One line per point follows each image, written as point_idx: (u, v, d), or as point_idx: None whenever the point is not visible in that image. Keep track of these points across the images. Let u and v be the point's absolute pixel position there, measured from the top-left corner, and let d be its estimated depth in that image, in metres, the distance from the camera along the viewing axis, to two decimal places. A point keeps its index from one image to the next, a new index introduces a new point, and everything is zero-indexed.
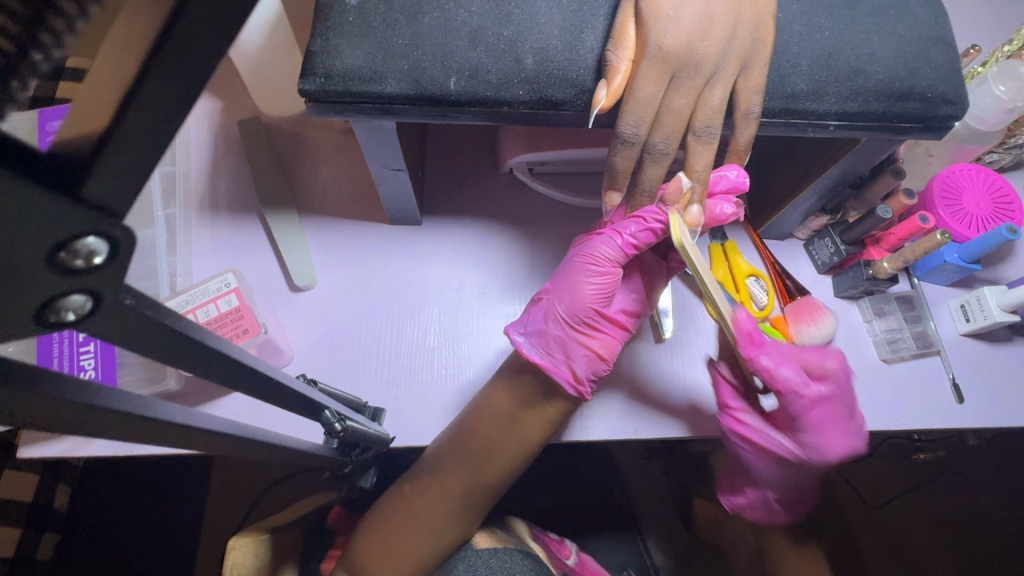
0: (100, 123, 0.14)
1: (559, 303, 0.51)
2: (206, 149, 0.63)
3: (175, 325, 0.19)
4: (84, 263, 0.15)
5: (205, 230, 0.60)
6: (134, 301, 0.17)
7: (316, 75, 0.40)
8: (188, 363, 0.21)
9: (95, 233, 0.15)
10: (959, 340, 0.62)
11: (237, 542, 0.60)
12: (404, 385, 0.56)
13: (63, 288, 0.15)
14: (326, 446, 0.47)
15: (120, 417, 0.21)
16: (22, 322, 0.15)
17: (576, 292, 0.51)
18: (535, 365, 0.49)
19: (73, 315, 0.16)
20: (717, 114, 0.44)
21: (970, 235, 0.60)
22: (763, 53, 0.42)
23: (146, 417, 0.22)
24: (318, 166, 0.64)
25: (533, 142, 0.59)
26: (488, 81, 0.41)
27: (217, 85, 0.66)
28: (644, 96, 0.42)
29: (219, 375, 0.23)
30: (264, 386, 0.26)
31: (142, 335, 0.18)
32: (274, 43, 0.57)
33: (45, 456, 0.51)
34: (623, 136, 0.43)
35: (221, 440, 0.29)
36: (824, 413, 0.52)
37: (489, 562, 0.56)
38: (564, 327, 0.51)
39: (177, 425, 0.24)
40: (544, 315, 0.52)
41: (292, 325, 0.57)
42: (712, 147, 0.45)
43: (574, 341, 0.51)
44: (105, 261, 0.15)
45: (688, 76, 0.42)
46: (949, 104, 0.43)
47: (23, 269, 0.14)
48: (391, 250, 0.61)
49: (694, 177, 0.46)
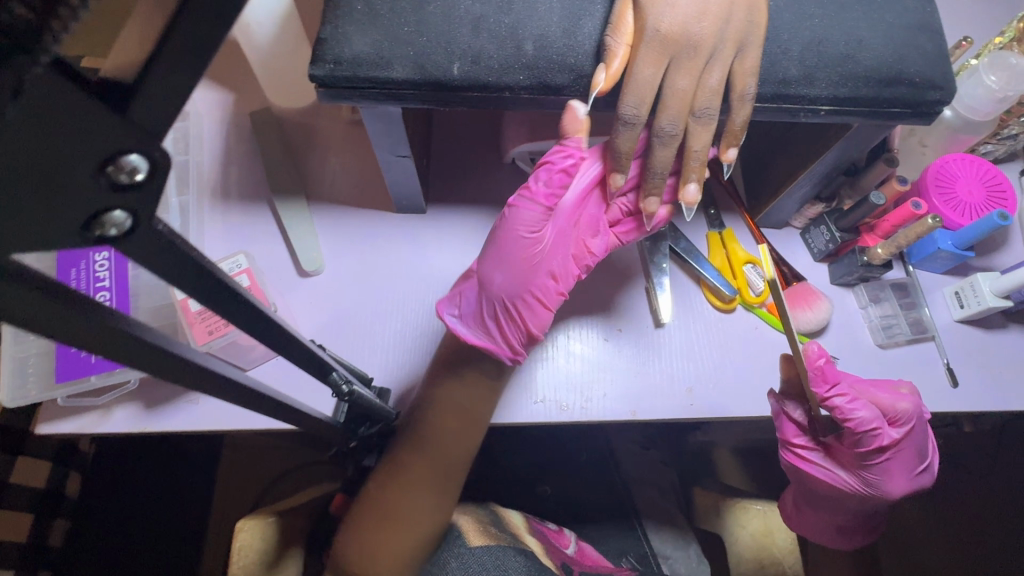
0: (140, 62, 0.16)
1: (488, 279, 0.53)
2: (218, 139, 0.65)
3: (198, 258, 0.21)
4: (127, 179, 0.16)
5: (217, 217, 0.62)
6: (164, 229, 0.19)
7: (325, 61, 0.42)
8: (209, 299, 0.23)
9: (138, 152, 0.16)
10: (953, 326, 0.63)
11: (244, 524, 0.63)
12: (409, 365, 0.58)
13: (108, 203, 0.17)
14: (334, 418, 0.49)
15: (151, 350, 0.23)
16: (70, 234, 0.17)
17: (506, 266, 0.52)
18: (459, 335, 0.52)
19: (115, 231, 0.18)
20: (716, 96, 0.44)
21: (962, 222, 0.61)
22: (756, 36, 0.44)
23: (174, 355, 0.24)
24: (326, 156, 0.66)
25: (534, 131, 0.61)
26: (490, 67, 0.43)
27: (228, 78, 0.68)
28: (644, 78, 0.43)
29: (237, 318, 0.25)
30: (276, 335, 0.28)
31: (170, 260, 0.20)
32: (284, 38, 0.60)
33: (60, 432, 0.52)
34: (624, 117, 0.44)
35: (238, 392, 0.30)
36: (894, 457, 0.55)
37: (482, 558, 0.52)
38: (497, 301, 0.52)
39: (199, 367, 0.26)
40: (475, 293, 0.53)
41: (299, 308, 0.59)
42: (712, 128, 0.46)
43: (508, 313, 0.53)
44: (145, 179, 0.17)
45: (687, 56, 0.43)
46: (936, 89, 0.45)
47: (77, 179, 0.16)
48: (396, 237, 0.63)
49: (692, 158, 0.47)
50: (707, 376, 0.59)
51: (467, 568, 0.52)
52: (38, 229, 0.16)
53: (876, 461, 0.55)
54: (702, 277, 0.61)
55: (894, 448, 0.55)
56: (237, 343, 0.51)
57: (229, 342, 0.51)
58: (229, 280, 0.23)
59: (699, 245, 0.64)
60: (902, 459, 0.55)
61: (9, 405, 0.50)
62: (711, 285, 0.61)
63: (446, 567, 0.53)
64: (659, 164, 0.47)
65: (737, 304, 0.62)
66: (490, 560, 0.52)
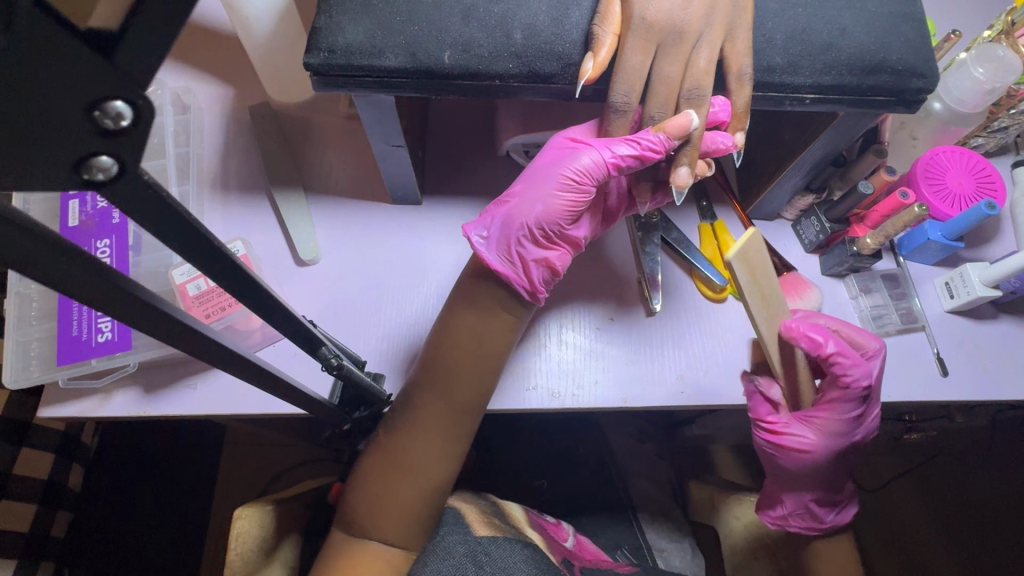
0: (125, 13, 0.17)
1: (526, 213, 0.51)
2: (218, 133, 0.66)
3: (186, 213, 0.22)
4: (113, 125, 0.17)
5: (216, 207, 0.63)
6: (150, 177, 0.20)
7: (320, 49, 0.43)
8: (192, 253, 0.24)
9: (123, 100, 0.17)
10: (944, 317, 0.63)
11: (242, 512, 0.62)
12: (403, 352, 0.58)
13: (94, 148, 0.18)
14: (329, 401, 0.50)
15: (131, 300, 0.25)
16: (62, 179, 0.18)
17: (548, 203, 0.50)
18: (488, 266, 0.50)
19: (102, 176, 0.19)
20: (705, 76, 0.45)
21: (952, 213, 0.62)
22: (744, 20, 0.45)
23: (151, 304, 0.26)
24: (324, 149, 0.67)
25: (528, 123, 0.62)
26: (480, 55, 0.44)
27: (229, 74, 0.69)
28: (632, 65, 0.44)
29: (217, 273, 0.26)
30: (258, 301, 0.29)
31: (156, 212, 0.21)
32: (282, 32, 0.61)
33: (62, 416, 0.53)
34: (615, 106, 0.46)
35: (218, 353, 0.32)
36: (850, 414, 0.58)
37: (488, 549, 0.53)
38: (527, 237, 0.51)
39: (177, 319, 0.27)
40: (507, 221, 0.51)
41: (296, 296, 0.60)
42: (703, 107, 0.46)
43: (536, 251, 0.52)
44: (130, 126, 0.18)
45: (674, 43, 0.45)
46: (919, 77, 0.45)
47: (66, 123, 0.17)
48: (392, 227, 0.64)
49: (685, 138, 0.47)
50: (698, 363, 0.59)
51: (474, 556, 0.53)
52: (29, 173, 0.18)
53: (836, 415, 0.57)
54: (694, 267, 0.62)
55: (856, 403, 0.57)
56: (234, 326, 0.52)
57: (228, 326, 0.52)
58: (216, 237, 0.24)
59: (692, 237, 0.65)
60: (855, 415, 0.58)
61: (11, 386, 0.51)
62: (702, 275, 0.62)
63: (451, 552, 0.53)
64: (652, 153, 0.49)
65: (729, 294, 0.62)
66: (497, 550, 0.54)
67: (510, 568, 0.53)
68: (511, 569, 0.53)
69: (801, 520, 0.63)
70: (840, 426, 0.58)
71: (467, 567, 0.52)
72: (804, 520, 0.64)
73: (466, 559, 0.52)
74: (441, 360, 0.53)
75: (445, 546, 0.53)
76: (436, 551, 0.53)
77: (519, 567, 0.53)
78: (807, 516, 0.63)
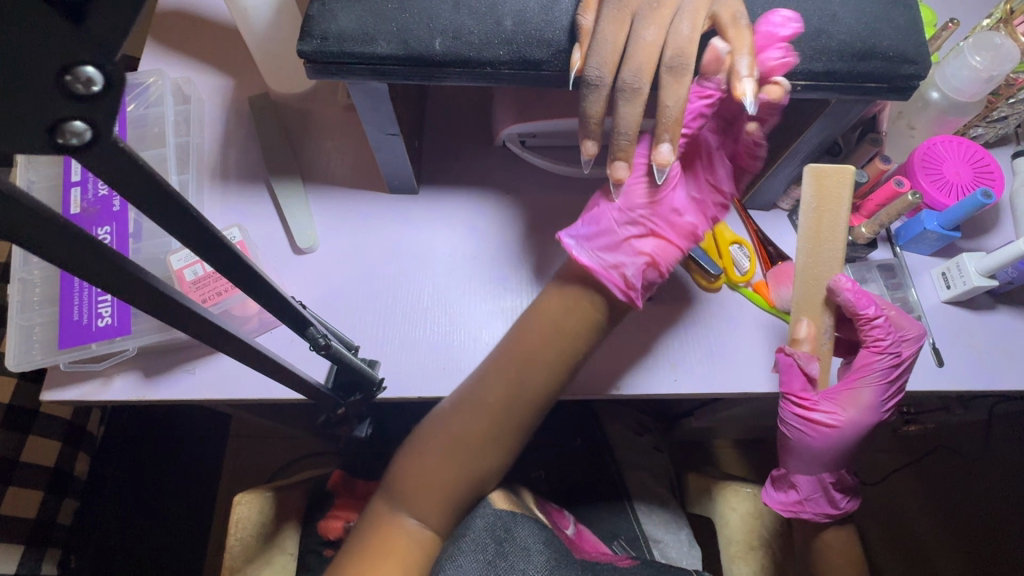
0: None
1: (612, 209, 0.53)
2: (218, 124, 0.67)
3: (164, 183, 0.23)
4: (83, 89, 0.18)
5: (216, 197, 0.64)
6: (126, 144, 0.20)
7: (313, 37, 0.44)
8: (174, 227, 0.25)
9: (92, 64, 0.18)
10: (941, 307, 0.63)
11: (240, 498, 0.66)
12: (398, 339, 0.59)
13: (67, 112, 0.18)
14: (324, 386, 0.51)
15: (115, 270, 0.25)
16: (40, 143, 0.19)
17: (629, 195, 0.53)
18: (584, 265, 0.51)
19: (76, 141, 0.19)
20: (688, 45, 0.44)
21: (948, 203, 0.61)
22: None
23: (138, 276, 0.26)
24: (322, 140, 0.68)
25: (523, 113, 0.62)
26: (470, 42, 0.44)
27: (229, 65, 0.70)
28: (605, 37, 0.44)
29: (197, 244, 0.26)
30: (249, 280, 0.30)
31: (138, 184, 0.22)
32: (280, 23, 0.61)
33: (65, 400, 0.54)
34: (587, 79, 0.44)
35: (211, 333, 0.32)
36: (883, 389, 0.58)
37: (507, 521, 0.55)
38: (618, 233, 0.53)
39: (170, 296, 0.28)
40: (597, 219, 0.53)
41: (294, 284, 0.61)
42: (686, 81, 0.44)
43: (628, 247, 0.52)
44: (101, 91, 0.18)
45: (651, 7, 0.45)
46: (910, 63, 0.45)
47: (38, 85, 0.18)
48: (389, 217, 0.65)
49: (667, 115, 0.45)
50: (693, 355, 0.59)
51: (493, 530, 0.54)
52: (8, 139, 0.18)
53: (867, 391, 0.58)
54: (688, 256, 0.62)
55: (889, 379, 0.58)
56: (231, 311, 0.53)
57: (224, 310, 0.53)
58: (192, 205, 0.24)
59: None
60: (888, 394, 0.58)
61: (14, 369, 0.52)
62: (697, 263, 0.61)
63: (472, 525, 0.54)
64: (626, 123, 0.45)
65: (723, 283, 0.62)
66: (515, 527, 0.56)
67: (529, 548, 0.54)
68: (529, 546, 0.54)
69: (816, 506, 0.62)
70: (869, 399, 0.58)
71: (487, 540, 0.53)
72: (821, 507, 0.62)
73: (487, 534, 0.54)
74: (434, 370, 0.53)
75: (469, 524, 0.55)
76: (464, 529, 0.55)
77: (537, 548, 0.55)
78: (824, 502, 0.62)
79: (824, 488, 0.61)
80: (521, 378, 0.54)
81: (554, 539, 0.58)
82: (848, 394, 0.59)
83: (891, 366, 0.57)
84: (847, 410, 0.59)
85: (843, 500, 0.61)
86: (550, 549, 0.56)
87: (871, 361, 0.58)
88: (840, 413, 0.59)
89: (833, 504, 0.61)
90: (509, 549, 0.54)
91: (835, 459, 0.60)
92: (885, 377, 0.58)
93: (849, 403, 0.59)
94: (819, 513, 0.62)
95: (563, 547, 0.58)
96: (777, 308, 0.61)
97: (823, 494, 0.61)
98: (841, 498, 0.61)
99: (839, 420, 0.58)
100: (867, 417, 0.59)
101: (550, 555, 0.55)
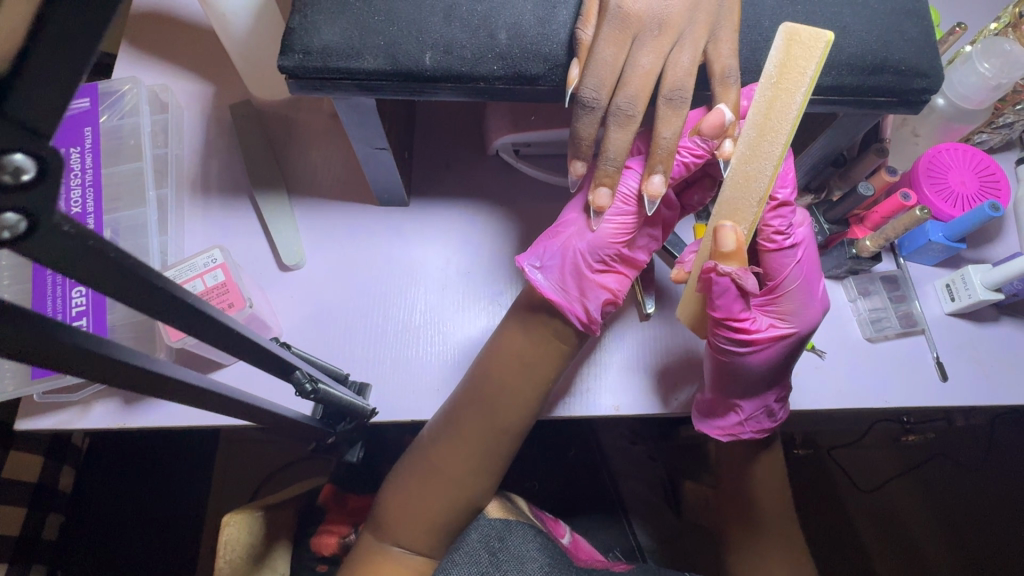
0: (20, 50, 0.15)
1: (581, 241, 0.49)
2: (198, 134, 0.64)
3: (119, 258, 0.21)
4: (12, 179, 0.16)
5: (197, 211, 0.61)
6: (70, 227, 0.19)
7: (295, 52, 0.41)
8: (136, 300, 0.23)
9: (22, 152, 0.16)
10: (944, 319, 0.62)
11: (232, 518, 0.57)
12: (389, 360, 0.57)
13: None
14: (311, 417, 0.50)
15: (68, 349, 0.23)
16: None
17: (599, 229, 0.49)
18: (549, 301, 0.49)
19: (8, 234, 0.17)
20: (688, 76, 0.42)
21: (954, 213, 0.60)
22: (729, 22, 0.42)
23: (96, 351, 0.24)
24: (306, 149, 0.65)
25: (517, 122, 0.59)
26: (463, 57, 0.42)
27: (210, 70, 0.67)
28: (604, 58, 0.41)
29: (167, 316, 0.24)
30: (223, 337, 0.28)
31: (90, 266, 0.20)
32: (261, 29, 0.58)
33: (41, 428, 0.52)
34: (583, 100, 0.41)
35: (186, 392, 0.30)
36: (805, 285, 0.52)
37: (502, 533, 0.55)
38: (583, 265, 0.50)
39: (135, 366, 0.26)
40: (564, 249, 0.49)
41: (280, 302, 0.58)
42: (683, 113, 0.42)
43: (591, 280, 0.50)
44: (32, 179, 0.17)
45: (653, 34, 0.42)
46: (923, 77, 0.43)
47: None
48: (379, 230, 0.62)
49: (661, 146, 0.43)
50: (693, 371, 0.57)
51: (487, 544, 0.54)
52: None
53: (790, 292, 0.52)
54: None
55: (806, 273, 0.52)
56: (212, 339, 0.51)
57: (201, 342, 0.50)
58: (150, 272, 0.22)
59: (687, 237, 0.63)
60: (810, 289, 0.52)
61: None
62: None
63: (467, 540, 0.54)
64: (614, 148, 0.43)
65: None
66: (511, 535, 0.55)
67: (524, 555, 0.54)
68: (524, 556, 0.54)
69: (756, 423, 0.55)
70: (799, 301, 0.52)
71: (481, 553, 0.53)
72: (758, 423, 0.55)
73: (482, 549, 0.53)
74: (453, 405, 0.53)
75: (463, 539, 0.54)
76: (458, 547, 0.54)
77: (532, 554, 0.54)
78: (762, 418, 0.55)
79: (765, 404, 0.54)
80: (518, 400, 0.52)
81: (551, 543, 0.57)
82: (775, 301, 0.52)
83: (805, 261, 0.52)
84: (782, 321, 0.52)
85: (781, 412, 0.55)
86: (545, 555, 0.55)
87: (782, 264, 0.52)
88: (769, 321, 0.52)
89: (772, 417, 0.55)
90: (504, 559, 0.53)
91: (775, 373, 0.53)
92: (801, 270, 0.52)
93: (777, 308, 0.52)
94: (762, 430, 0.55)
95: (560, 551, 0.57)
96: None
97: (768, 410, 0.54)
98: (781, 409, 0.55)
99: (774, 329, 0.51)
100: (802, 321, 0.52)
101: (547, 559, 0.55)
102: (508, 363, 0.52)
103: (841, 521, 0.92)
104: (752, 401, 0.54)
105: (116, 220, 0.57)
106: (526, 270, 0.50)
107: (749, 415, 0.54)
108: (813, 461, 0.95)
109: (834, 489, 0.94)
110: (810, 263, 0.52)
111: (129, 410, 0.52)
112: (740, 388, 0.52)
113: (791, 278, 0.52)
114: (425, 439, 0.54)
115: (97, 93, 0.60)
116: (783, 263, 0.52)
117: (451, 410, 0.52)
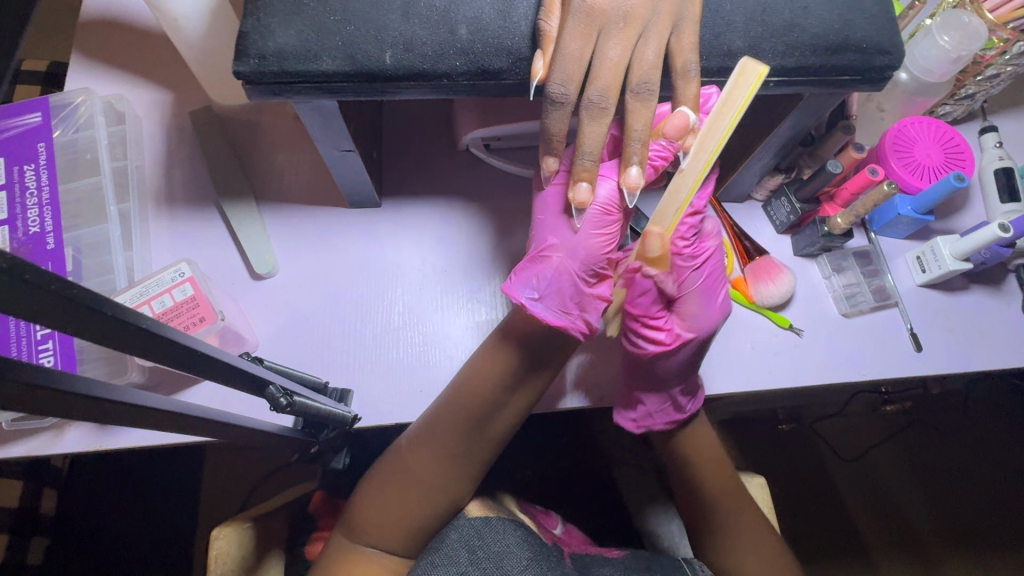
0: None
1: (570, 259, 0.48)
2: (159, 144, 0.63)
3: (63, 289, 0.21)
4: None
5: (163, 224, 0.60)
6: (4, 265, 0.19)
7: (249, 57, 0.40)
8: (85, 331, 0.23)
9: None
10: (917, 291, 0.63)
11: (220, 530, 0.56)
12: (369, 364, 0.56)
13: None
14: (292, 429, 0.50)
15: (9, 385, 0.22)
16: None
17: (586, 244, 0.49)
18: (557, 325, 0.47)
19: None
20: (654, 69, 0.42)
21: (922, 185, 0.61)
22: (691, 10, 0.42)
23: (37, 384, 0.23)
24: (274, 153, 0.64)
25: (485, 117, 0.58)
26: (424, 54, 0.41)
27: (167, 78, 0.65)
28: (571, 52, 0.41)
29: (111, 342, 0.24)
30: (184, 357, 0.28)
31: (27, 302, 0.20)
32: (216, 34, 0.56)
33: (12, 456, 0.51)
34: (552, 96, 0.41)
35: (143, 414, 0.30)
36: (706, 281, 0.53)
37: (480, 529, 0.53)
38: (578, 284, 0.49)
39: (77, 394, 0.25)
40: (556, 273, 0.48)
41: (254, 311, 0.57)
42: (652, 105, 0.42)
43: (588, 294, 0.49)
44: None
45: (618, 27, 0.41)
46: (884, 54, 0.44)
47: None
48: (351, 233, 0.61)
49: (634, 138, 0.43)
50: None
51: (466, 541, 0.52)
52: None
53: (693, 295, 0.53)
54: None
55: (710, 261, 0.54)
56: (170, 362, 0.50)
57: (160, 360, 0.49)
58: (97, 301, 0.22)
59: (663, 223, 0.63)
60: (717, 292, 0.53)
61: None
62: None
63: (446, 541, 0.52)
64: (589, 141, 0.43)
65: None
66: (489, 533, 0.53)
67: (504, 551, 0.51)
68: (506, 549, 0.51)
69: (662, 416, 0.57)
70: (710, 298, 0.53)
71: (460, 552, 0.51)
72: (668, 415, 0.57)
73: (461, 546, 0.51)
74: (436, 411, 0.52)
75: (443, 540, 0.52)
76: (439, 552, 0.51)
77: (513, 549, 0.51)
78: (670, 410, 0.57)
79: (670, 397, 0.56)
80: (501, 398, 0.51)
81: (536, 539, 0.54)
82: (684, 303, 0.53)
83: (709, 268, 0.53)
84: (684, 321, 0.52)
85: (689, 406, 0.57)
86: (528, 548, 0.52)
87: (687, 271, 0.53)
88: (680, 321, 0.52)
89: (678, 408, 0.56)
90: (484, 557, 0.51)
91: (681, 373, 0.53)
92: (704, 262, 0.53)
93: (686, 314, 0.52)
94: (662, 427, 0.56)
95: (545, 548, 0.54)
96: (757, 304, 0.60)
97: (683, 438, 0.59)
98: (688, 402, 0.56)
99: (681, 331, 0.52)
100: (710, 318, 0.52)
101: (529, 555, 0.52)
102: (491, 366, 0.51)
103: (829, 491, 0.94)
104: (658, 396, 0.55)
105: (77, 238, 0.55)
106: (524, 300, 0.47)
107: (654, 409, 0.56)
108: (800, 435, 0.97)
109: (820, 461, 0.96)
110: (713, 251, 0.54)
111: (99, 432, 0.50)
112: (649, 382, 0.54)
113: (697, 276, 0.53)
114: (404, 449, 0.53)
115: (49, 107, 0.58)
116: (687, 269, 0.53)
117: (431, 417, 0.52)
